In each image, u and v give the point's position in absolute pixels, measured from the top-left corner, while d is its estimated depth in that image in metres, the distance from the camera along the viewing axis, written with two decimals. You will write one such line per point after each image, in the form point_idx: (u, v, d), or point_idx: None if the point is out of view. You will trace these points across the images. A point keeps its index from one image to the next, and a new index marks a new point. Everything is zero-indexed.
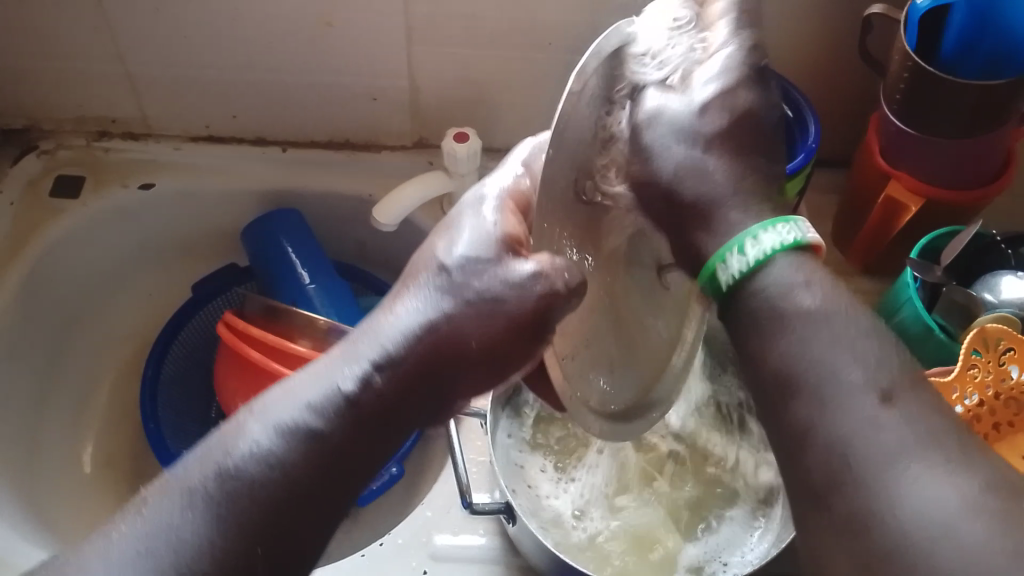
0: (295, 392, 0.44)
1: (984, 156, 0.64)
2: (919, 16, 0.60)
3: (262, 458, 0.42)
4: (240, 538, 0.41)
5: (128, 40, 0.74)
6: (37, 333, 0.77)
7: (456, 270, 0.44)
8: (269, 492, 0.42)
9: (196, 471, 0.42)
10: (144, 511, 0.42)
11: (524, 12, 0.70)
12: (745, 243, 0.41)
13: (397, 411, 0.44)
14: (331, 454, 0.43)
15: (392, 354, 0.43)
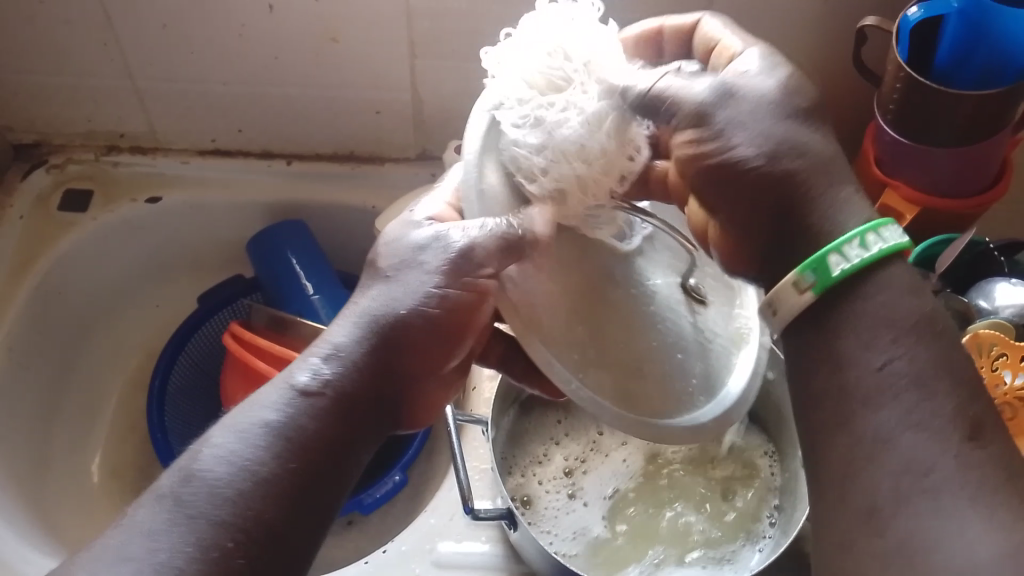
0: (252, 398, 0.45)
1: (980, 165, 0.65)
2: (910, 27, 0.62)
3: (226, 456, 0.42)
4: (217, 532, 0.39)
5: (136, 57, 0.75)
6: (47, 345, 0.78)
7: (394, 268, 0.48)
8: (241, 489, 0.41)
9: (162, 481, 0.42)
10: (118, 532, 0.40)
11: (524, 26, 0.71)
12: (855, 243, 0.43)
13: (355, 400, 0.45)
14: (298, 441, 0.43)
15: (340, 345, 0.46)
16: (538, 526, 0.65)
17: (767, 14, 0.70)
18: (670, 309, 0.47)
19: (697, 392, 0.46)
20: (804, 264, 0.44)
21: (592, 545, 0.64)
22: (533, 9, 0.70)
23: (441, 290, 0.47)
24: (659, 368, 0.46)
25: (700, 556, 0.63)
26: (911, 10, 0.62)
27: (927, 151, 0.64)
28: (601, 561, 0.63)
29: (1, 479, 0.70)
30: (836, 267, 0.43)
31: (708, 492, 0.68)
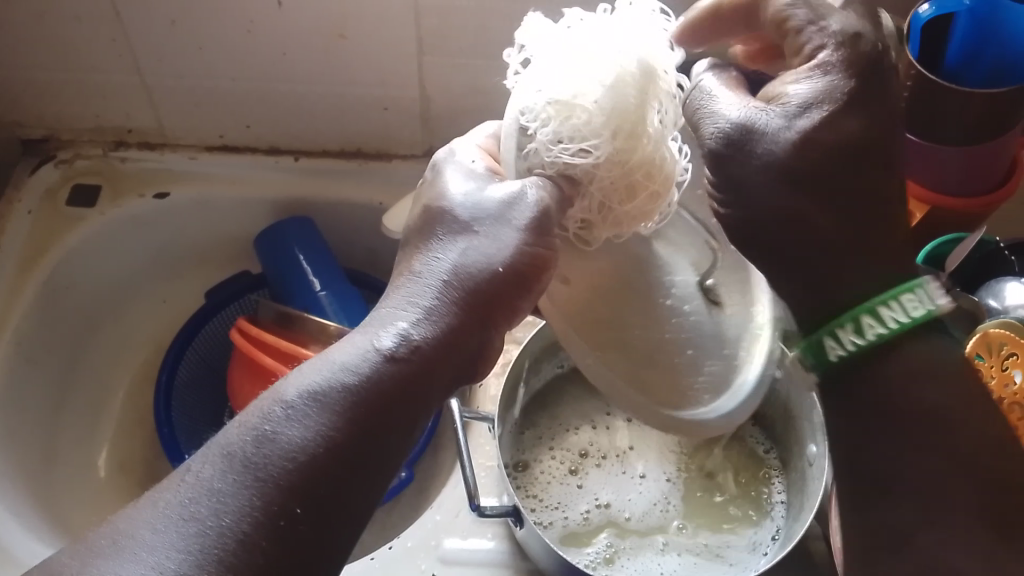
0: (330, 355, 0.45)
1: (990, 164, 0.64)
2: (920, 24, 0.62)
3: (303, 416, 0.42)
4: (283, 498, 0.40)
5: (144, 53, 0.75)
6: (55, 340, 0.78)
7: (465, 210, 0.50)
8: (311, 453, 0.41)
9: (234, 434, 0.42)
10: (184, 479, 0.41)
11: (532, 21, 0.71)
12: (863, 319, 0.46)
13: (432, 364, 0.45)
14: (373, 408, 0.43)
15: (429, 307, 0.47)
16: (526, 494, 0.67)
17: None
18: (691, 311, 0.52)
19: (706, 388, 0.51)
20: (805, 347, 0.48)
21: (582, 521, 0.66)
22: (540, 6, 0.70)
23: (520, 244, 0.48)
24: (675, 360, 0.51)
25: (676, 552, 0.64)
26: (921, 7, 0.62)
27: (937, 151, 0.64)
28: (577, 534, 0.65)
29: (10, 474, 0.70)
30: (866, 333, 0.46)
31: (711, 499, 0.68)
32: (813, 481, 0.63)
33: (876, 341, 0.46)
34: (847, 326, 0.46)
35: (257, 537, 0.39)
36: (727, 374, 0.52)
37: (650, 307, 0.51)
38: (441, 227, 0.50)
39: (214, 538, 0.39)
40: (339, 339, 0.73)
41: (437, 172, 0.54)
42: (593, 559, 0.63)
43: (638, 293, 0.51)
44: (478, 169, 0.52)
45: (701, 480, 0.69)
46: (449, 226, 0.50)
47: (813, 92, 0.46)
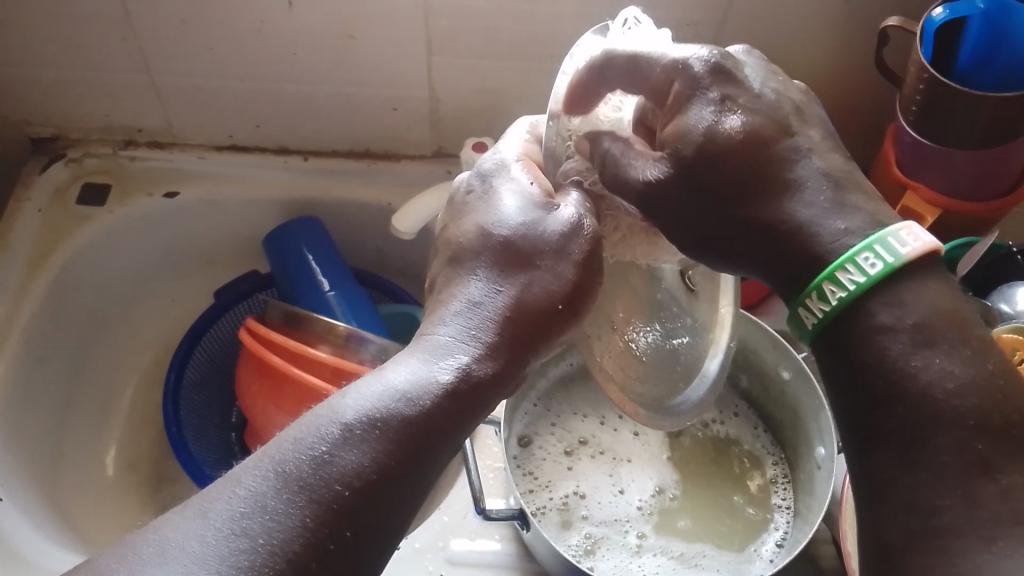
0: (386, 377, 0.45)
1: (1001, 167, 0.64)
2: (934, 29, 0.61)
3: (361, 441, 0.42)
4: (337, 521, 0.40)
5: (155, 53, 0.75)
6: (63, 338, 0.78)
7: (518, 232, 0.50)
8: (366, 478, 0.42)
9: (289, 450, 0.42)
10: (235, 490, 0.41)
11: (542, 23, 0.71)
12: (843, 271, 0.41)
13: (485, 399, 0.46)
14: (429, 440, 0.44)
15: (486, 341, 0.47)
16: (529, 478, 0.68)
17: (789, 15, 0.70)
18: (671, 300, 0.55)
19: (682, 376, 0.54)
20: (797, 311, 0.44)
21: (568, 511, 0.66)
22: (551, 8, 0.70)
23: (575, 279, 0.49)
24: (655, 349, 0.55)
25: (664, 556, 0.64)
26: (934, 10, 0.61)
27: (947, 153, 0.63)
28: (554, 521, 0.65)
29: (20, 472, 0.70)
30: (831, 298, 0.42)
31: (716, 510, 0.67)
32: (820, 484, 0.62)
33: (838, 305, 0.42)
34: (814, 293, 0.43)
35: (306, 558, 0.39)
36: (694, 366, 0.54)
37: (637, 296, 0.55)
38: (493, 255, 0.50)
39: (265, 556, 0.39)
40: (347, 339, 0.73)
41: (492, 193, 0.52)
42: (575, 549, 0.64)
43: (630, 281, 0.55)
44: (535, 193, 0.51)
45: (701, 487, 0.69)
46: (503, 256, 0.50)
47: (712, 115, 0.44)
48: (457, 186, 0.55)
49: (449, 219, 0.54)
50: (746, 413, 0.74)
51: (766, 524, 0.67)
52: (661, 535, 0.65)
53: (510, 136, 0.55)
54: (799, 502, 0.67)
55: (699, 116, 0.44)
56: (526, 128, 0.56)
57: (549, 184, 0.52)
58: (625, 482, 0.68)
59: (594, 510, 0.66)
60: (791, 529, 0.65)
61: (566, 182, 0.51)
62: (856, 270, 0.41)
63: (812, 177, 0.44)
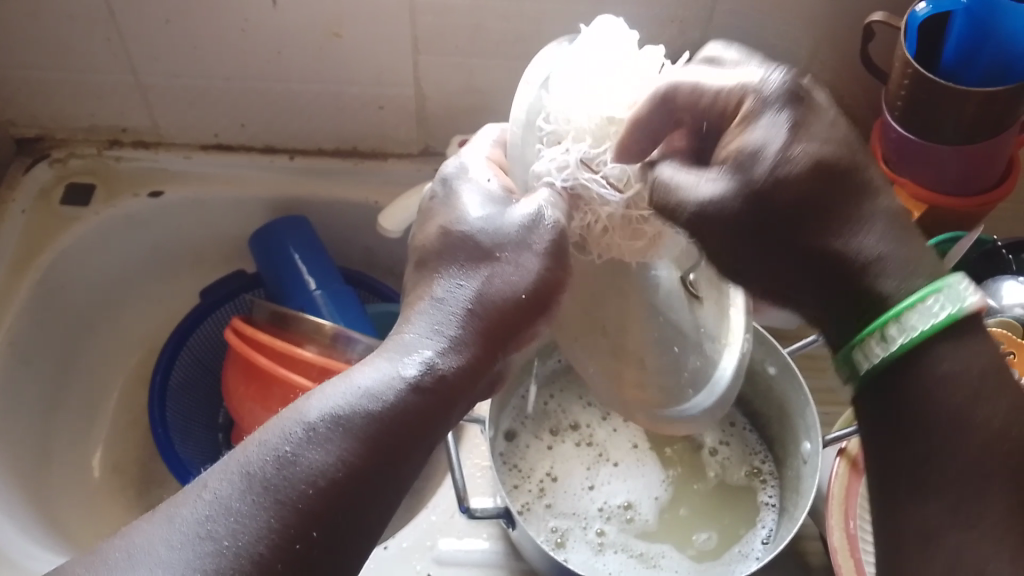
0: (351, 377, 0.45)
1: (987, 162, 0.64)
2: (918, 24, 0.61)
3: (324, 439, 0.42)
4: (302, 521, 0.40)
5: (139, 52, 0.75)
6: (49, 340, 0.78)
7: (480, 231, 0.50)
8: (331, 477, 0.41)
9: (255, 453, 0.42)
10: (201, 494, 0.41)
11: (528, 20, 0.71)
12: (896, 323, 0.40)
13: (451, 394, 0.46)
14: (394, 436, 0.43)
15: (451, 337, 0.47)
16: (510, 479, 0.68)
17: (775, 11, 0.70)
18: (671, 305, 0.53)
19: (690, 384, 0.54)
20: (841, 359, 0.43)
21: (544, 509, 0.66)
22: (537, 6, 0.70)
23: (540, 270, 0.49)
24: (658, 359, 0.54)
25: (627, 551, 0.64)
26: (918, 6, 0.61)
27: (933, 148, 0.63)
28: (529, 509, 0.66)
29: (5, 475, 0.70)
30: (892, 343, 0.40)
31: (695, 510, 0.67)
32: (807, 480, 0.62)
33: (900, 350, 0.40)
34: (872, 337, 0.41)
35: (272, 558, 0.39)
36: (704, 374, 0.54)
37: (635, 303, 0.53)
38: (459, 255, 0.50)
39: (230, 557, 0.39)
40: (333, 339, 0.73)
41: (454, 194, 0.53)
42: (545, 540, 0.64)
43: (625, 291, 0.53)
44: (495, 189, 0.52)
45: (680, 488, 0.69)
46: (467, 252, 0.50)
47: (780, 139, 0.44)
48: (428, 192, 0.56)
49: (418, 223, 0.54)
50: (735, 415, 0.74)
51: (747, 523, 0.67)
52: (634, 536, 0.65)
53: (477, 142, 0.55)
54: (786, 500, 0.66)
55: (768, 132, 0.44)
56: (492, 134, 0.56)
57: (509, 184, 0.53)
58: (597, 484, 0.68)
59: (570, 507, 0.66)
60: (777, 528, 0.65)
61: (538, 183, 0.50)
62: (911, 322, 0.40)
63: (860, 192, 0.43)
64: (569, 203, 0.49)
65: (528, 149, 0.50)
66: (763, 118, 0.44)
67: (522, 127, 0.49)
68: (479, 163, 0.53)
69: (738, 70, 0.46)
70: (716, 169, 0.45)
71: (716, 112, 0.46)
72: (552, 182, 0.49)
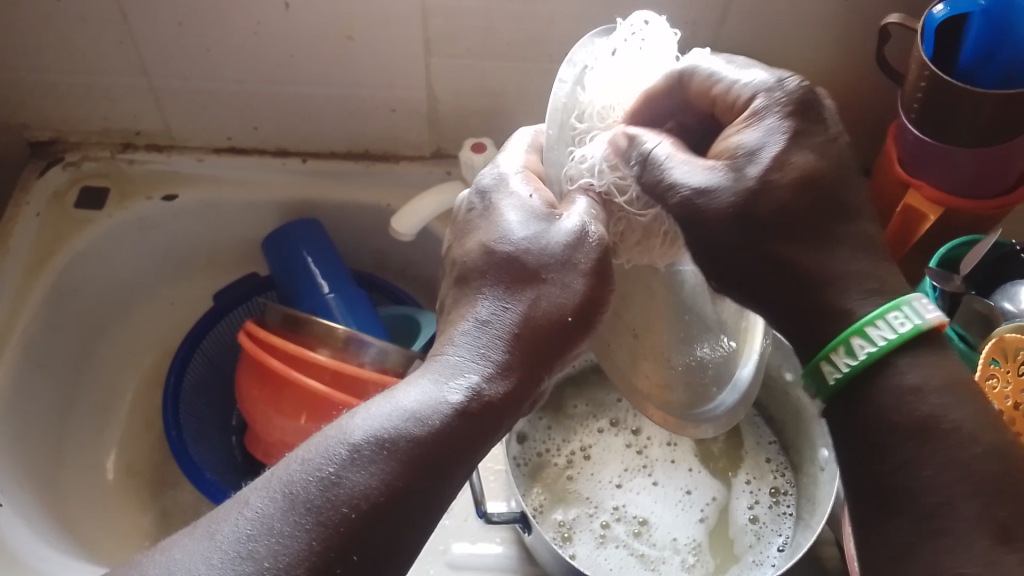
0: (397, 399, 0.45)
1: (1006, 167, 0.63)
2: (935, 26, 0.60)
3: (369, 462, 0.42)
4: (343, 545, 0.40)
5: (151, 56, 0.75)
6: (63, 343, 0.78)
7: (527, 248, 0.50)
8: (374, 501, 0.41)
9: (299, 472, 0.42)
10: (243, 511, 0.41)
11: (540, 23, 0.71)
12: (868, 328, 0.44)
13: (497, 418, 0.46)
14: (436, 461, 0.43)
15: (497, 360, 0.47)
16: (536, 477, 0.69)
17: (789, 13, 0.69)
18: (695, 304, 0.54)
19: (712, 382, 0.55)
20: (807, 375, 0.47)
21: (561, 505, 0.67)
22: (549, 10, 0.69)
23: (584, 289, 0.49)
24: (684, 361, 0.54)
25: (630, 548, 0.64)
26: (935, 8, 0.60)
27: (948, 152, 0.63)
28: (546, 505, 0.67)
29: (21, 477, 0.70)
30: (859, 353, 0.44)
31: (715, 517, 0.66)
32: (824, 486, 0.62)
33: (867, 360, 0.44)
34: (839, 347, 0.45)
35: None
36: (725, 372, 0.55)
37: (663, 306, 0.54)
38: (498, 273, 0.50)
39: None
40: (346, 343, 0.73)
41: (493, 208, 0.53)
42: (552, 536, 0.65)
43: (653, 296, 0.53)
44: (537, 205, 0.52)
45: (711, 490, 0.68)
46: (510, 272, 0.50)
47: (771, 142, 0.45)
48: (463, 203, 0.56)
49: (454, 238, 0.55)
50: (771, 450, 0.71)
51: (760, 535, 0.65)
52: (652, 534, 0.65)
53: (511, 149, 0.56)
54: (803, 507, 0.66)
55: (766, 137, 0.46)
56: (526, 139, 0.56)
57: (549, 195, 0.53)
58: (623, 485, 0.68)
59: (587, 504, 0.67)
60: (793, 535, 0.64)
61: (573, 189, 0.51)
62: (882, 327, 0.44)
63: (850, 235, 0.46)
64: (600, 207, 0.51)
65: (561, 152, 0.52)
66: (762, 118, 0.46)
67: (557, 128, 0.51)
68: (518, 176, 0.53)
69: (748, 72, 0.48)
70: (712, 165, 0.46)
71: (727, 106, 0.48)
72: (588, 187, 0.51)
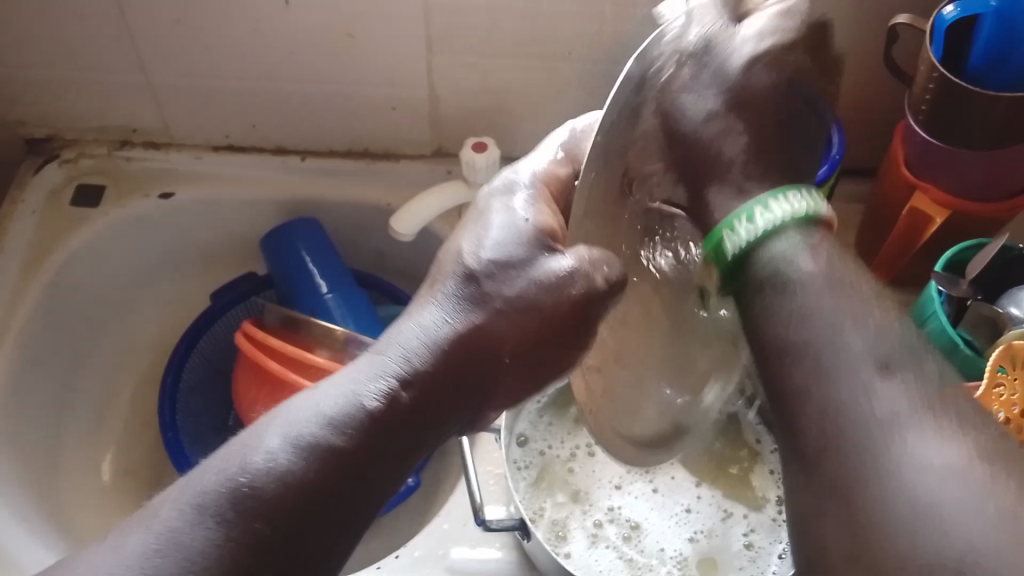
0: (316, 401, 0.42)
1: (1017, 170, 0.62)
2: (945, 26, 0.59)
3: (285, 471, 0.40)
4: (253, 562, 0.38)
5: (150, 52, 0.74)
6: (59, 342, 0.77)
7: (489, 251, 0.44)
8: (285, 511, 0.39)
9: (210, 479, 0.40)
10: (149, 524, 0.39)
11: (544, 22, 0.70)
12: None
13: (422, 421, 0.43)
14: (353, 466, 0.41)
15: (421, 360, 0.43)
16: (535, 477, 0.68)
17: None
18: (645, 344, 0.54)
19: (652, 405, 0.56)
20: None
21: (558, 506, 0.66)
22: (554, 8, 0.68)
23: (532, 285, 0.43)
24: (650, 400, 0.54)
25: (621, 551, 0.63)
26: (945, 9, 0.59)
27: (956, 154, 0.62)
28: (543, 503, 0.66)
29: (15, 478, 0.69)
30: None
31: (709, 535, 0.65)
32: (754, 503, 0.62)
33: None
34: None
35: None
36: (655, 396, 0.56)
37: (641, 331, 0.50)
38: (457, 283, 0.44)
39: None
40: (345, 344, 0.72)
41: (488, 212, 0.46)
42: (546, 535, 0.64)
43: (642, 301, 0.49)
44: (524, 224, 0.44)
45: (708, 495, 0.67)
46: (467, 274, 0.44)
47: None
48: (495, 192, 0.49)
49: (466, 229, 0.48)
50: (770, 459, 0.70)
51: (758, 563, 0.64)
52: (647, 539, 0.64)
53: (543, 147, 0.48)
54: None
55: None
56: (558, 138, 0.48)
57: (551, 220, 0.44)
58: (623, 487, 0.67)
59: (584, 504, 0.66)
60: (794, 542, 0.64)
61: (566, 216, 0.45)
62: None
63: None
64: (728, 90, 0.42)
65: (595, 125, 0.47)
66: None
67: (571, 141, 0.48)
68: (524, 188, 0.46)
69: None
70: None
71: None
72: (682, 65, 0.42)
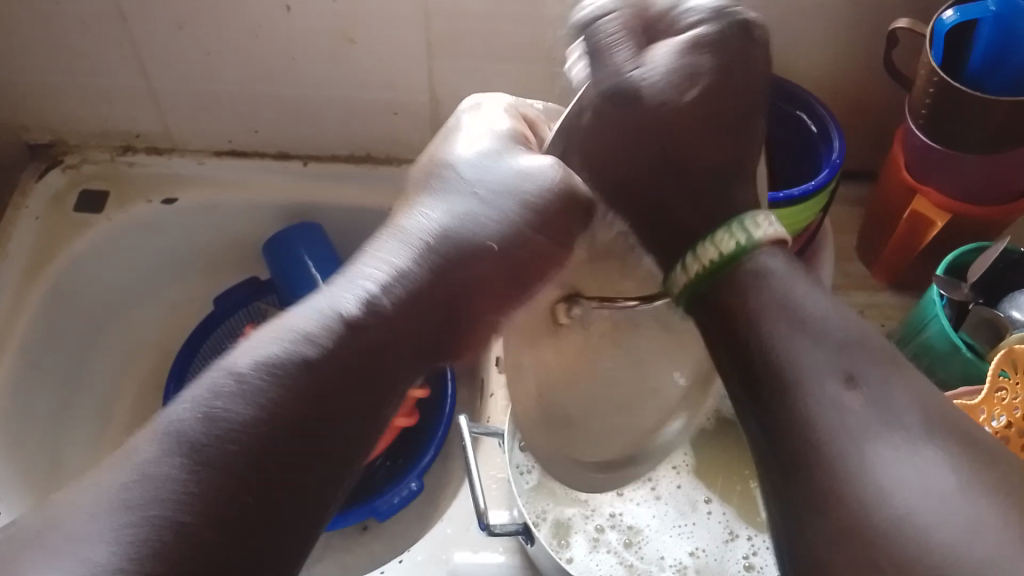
0: (216, 372, 0.42)
1: (1017, 173, 0.62)
2: (945, 30, 0.59)
3: (183, 448, 0.39)
4: (154, 557, 0.36)
5: (151, 58, 0.74)
6: (62, 346, 0.77)
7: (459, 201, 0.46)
8: (187, 493, 0.38)
9: (103, 469, 0.40)
10: (54, 517, 0.39)
11: (545, 27, 0.70)
12: None
13: (339, 382, 0.42)
14: (267, 434, 0.40)
15: (333, 322, 0.43)
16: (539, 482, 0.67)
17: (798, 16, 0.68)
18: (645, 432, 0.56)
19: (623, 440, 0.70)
20: None
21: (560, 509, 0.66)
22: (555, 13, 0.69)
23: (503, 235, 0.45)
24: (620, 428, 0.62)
25: (621, 556, 0.64)
26: (946, 13, 0.59)
27: (956, 157, 0.62)
28: (546, 506, 0.66)
29: (19, 482, 0.70)
30: None
31: (707, 555, 0.64)
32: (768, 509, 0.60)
33: None
34: None
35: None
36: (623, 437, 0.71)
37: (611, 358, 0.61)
38: (406, 251, 0.45)
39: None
40: None
41: (440, 180, 0.47)
42: (548, 538, 0.64)
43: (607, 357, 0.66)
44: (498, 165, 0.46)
45: (711, 504, 0.68)
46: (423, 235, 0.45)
47: None
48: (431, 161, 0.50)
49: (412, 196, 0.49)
50: None
51: None
52: (647, 546, 0.65)
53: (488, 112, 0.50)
54: None
55: None
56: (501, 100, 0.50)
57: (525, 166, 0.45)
58: (625, 494, 0.67)
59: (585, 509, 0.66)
60: None
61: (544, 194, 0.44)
62: None
63: None
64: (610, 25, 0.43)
65: None
66: None
67: None
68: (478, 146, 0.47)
69: None
70: None
71: None
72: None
